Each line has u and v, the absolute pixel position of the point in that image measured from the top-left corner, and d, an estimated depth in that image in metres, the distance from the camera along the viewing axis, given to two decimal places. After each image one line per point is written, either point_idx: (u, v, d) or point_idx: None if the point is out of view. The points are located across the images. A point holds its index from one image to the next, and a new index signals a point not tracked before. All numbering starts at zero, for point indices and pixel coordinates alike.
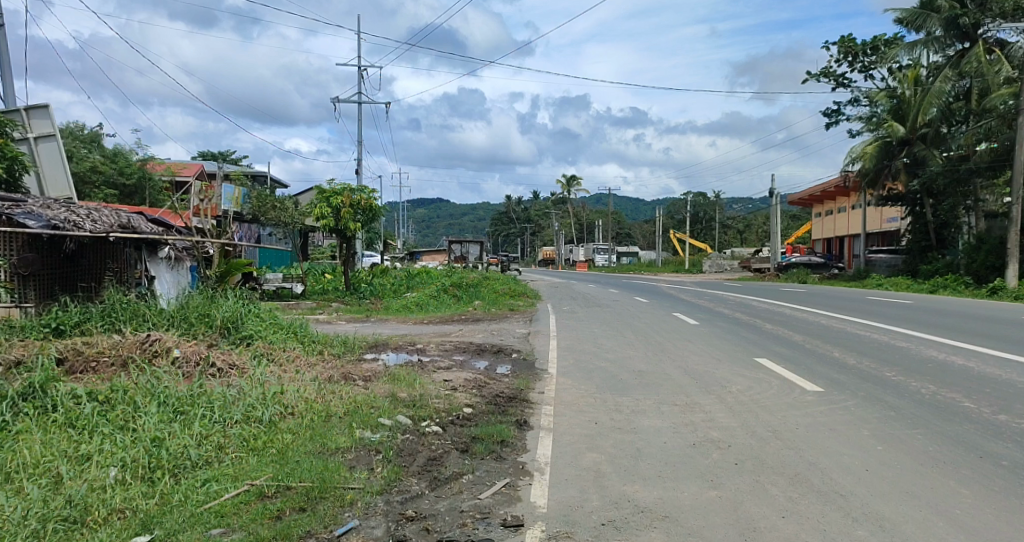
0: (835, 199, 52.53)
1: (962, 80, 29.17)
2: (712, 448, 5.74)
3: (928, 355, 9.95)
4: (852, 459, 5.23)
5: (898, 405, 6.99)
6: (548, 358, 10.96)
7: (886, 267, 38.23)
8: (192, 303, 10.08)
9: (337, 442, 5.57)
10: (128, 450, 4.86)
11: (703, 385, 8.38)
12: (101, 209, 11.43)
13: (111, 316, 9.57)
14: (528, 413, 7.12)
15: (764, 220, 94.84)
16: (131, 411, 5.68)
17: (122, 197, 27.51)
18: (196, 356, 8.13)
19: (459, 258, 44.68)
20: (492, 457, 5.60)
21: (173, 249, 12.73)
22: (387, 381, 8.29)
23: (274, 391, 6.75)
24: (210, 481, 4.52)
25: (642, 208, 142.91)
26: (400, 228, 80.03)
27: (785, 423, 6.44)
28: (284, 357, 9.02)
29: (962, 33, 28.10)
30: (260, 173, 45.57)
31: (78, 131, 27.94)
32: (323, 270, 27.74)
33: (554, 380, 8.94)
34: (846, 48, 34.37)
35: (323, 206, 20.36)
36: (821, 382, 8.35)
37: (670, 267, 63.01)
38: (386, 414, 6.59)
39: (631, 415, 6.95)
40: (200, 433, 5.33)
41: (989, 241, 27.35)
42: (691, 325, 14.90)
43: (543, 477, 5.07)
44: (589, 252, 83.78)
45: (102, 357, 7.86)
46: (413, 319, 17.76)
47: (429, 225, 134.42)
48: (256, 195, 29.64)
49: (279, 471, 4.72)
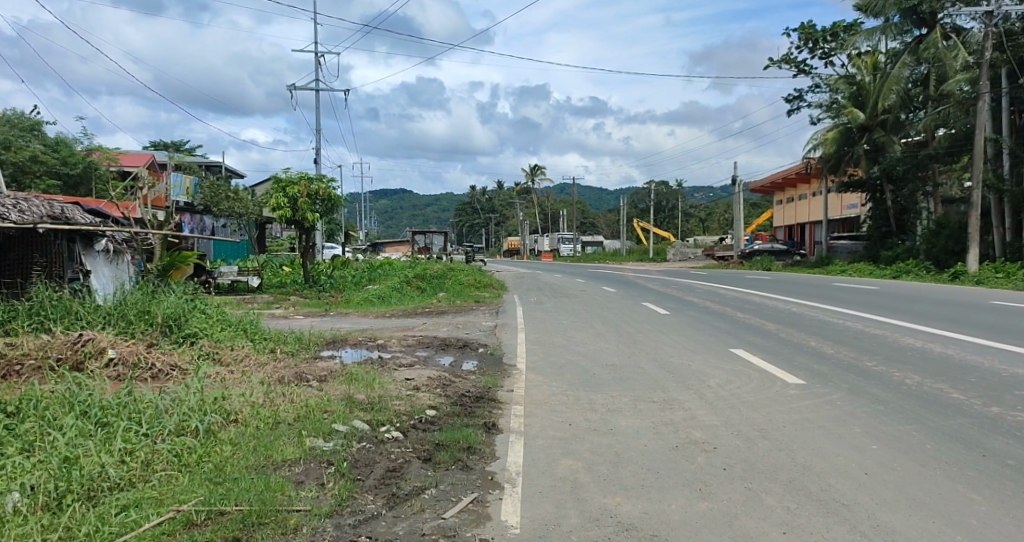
0: (795, 186, 53.17)
1: (920, 66, 29.44)
2: (696, 451, 5.29)
3: (907, 344, 9.71)
4: (849, 461, 4.85)
5: (886, 397, 6.68)
6: (517, 352, 10.47)
7: (847, 252, 38.79)
8: (129, 299, 9.29)
9: (285, 454, 4.99)
10: (33, 473, 4.14)
11: (680, 378, 8.00)
12: (31, 199, 10.55)
13: (39, 315, 8.71)
14: (497, 414, 6.61)
15: (724, 208, 96.40)
16: (44, 426, 4.95)
17: (66, 188, 26.12)
18: (132, 356, 7.44)
19: (423, 249, 44.09)
20: (458, 466, 5.06)
21: (111, 241, 11.90)
22: (344, 381, 7.70)
23: (215, 396, 6.10)
24: (129, 508, 3.84)
25: (605, 198, 143.81)
26: (362, 221, 78.89)
27: (770, 420, 6.06)
28: (232, 358, 8.36)
29: (920, 18, 28.17)
30: (215, 163, 44.16)
31: (16, 118, 26.41)
32: (281, 262, 26.82)
33: (523, 377, 8.44)
34: (806, 35, 34.46)
35: (280, 196, 19.54)
36: (801, 374, 8.04)
37: (635, 256, 63.29)
38: (341, 419, 6.02)
39: (607, 414, 6.48)
40: (122, 449, 4.64)
41: (950, 225, 27.81)
42: (660, 315, 14.55)
43: (515, 490, 4.56)
44: (554, 241, 83.70)
45: (26, 361, 7.10)
46: (375, 312, 17.17)
47: (392, 216, 133.16)
48: (209, 185, 28.66)
49: (213, 492, 4.09)
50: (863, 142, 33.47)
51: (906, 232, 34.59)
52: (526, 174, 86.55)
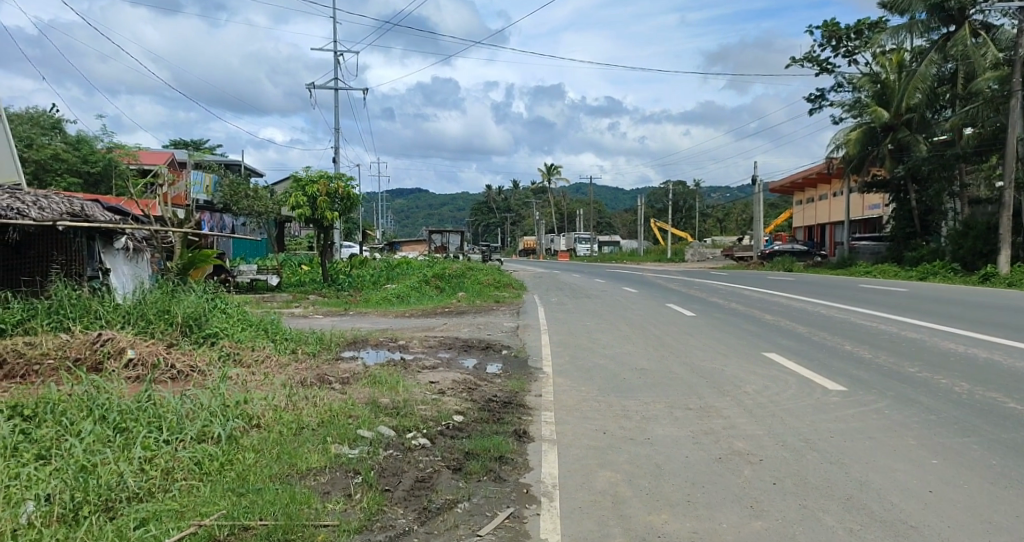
0: (815, 186, 52.49)
1: (947, 64, 28.78)
2: (740, 463, 5.01)
3: (949, 348, 9.33)
4: (908, 476, 4.55)
5: (938, 406, 6.34)
6: (542, 354, 10.18)
7: (870, 254, 38.17)
8: (149, 298, 9.11)
9: (310, 462, 4.75)
10: (49, 483, 3.94)
11: (715, 384, 7.69)
12: (51, 195, 10.44)
13: (58, 314, 8.58)
14: (526, 421, 6.34)
15: (743, 207, 95.76)
16: (62, 432, 4.75)
17: (86, 186, 26.12)
18: (152, 356, 7.28)
19: (440, 247, 44.04)
20: (490, 478, 4.81)
21: (131, 239, 11.74)
22: (367, 384, 7.47)
23: (237, 400, 5.88)
24: (148, 522, 3.62)
25: (622, 197, 143.36)
26: (377, 219, 78.80)
27: (816, 430, 5.76)
28: (252, 358, 8.18)
29: (947, 15, 27.49)
30: (234, 161, 44.32)
31: (38, 116, 26.68)
32: (300, 260, 26.77)
33: (550, 381, 8.15)
34: (830, 32, 33.87)
35: (299, 195, 19.41)
36: (843, 380, 7.68)
37: (653, 256, 62.78)
38: (366, 424, 5.78)
39: (642, 422, 6.19)
40: (142, 457, 4.43)
41: (977, 226, 27.16)
42: (686, 317, 14.23)
43: (553, 505, 4.30)
44: (571, 241, 83.24)
45: (44, 361, 6.96)
46: (394, 312, 17.00)
47: (409, 216, 133.66)
48: (228, 183, 28.74)
49: (236, 505, 3.86)
50: (888, 142, 32.89)
51: (931, 232, 33.91)
52: (543, 174, 86.34)
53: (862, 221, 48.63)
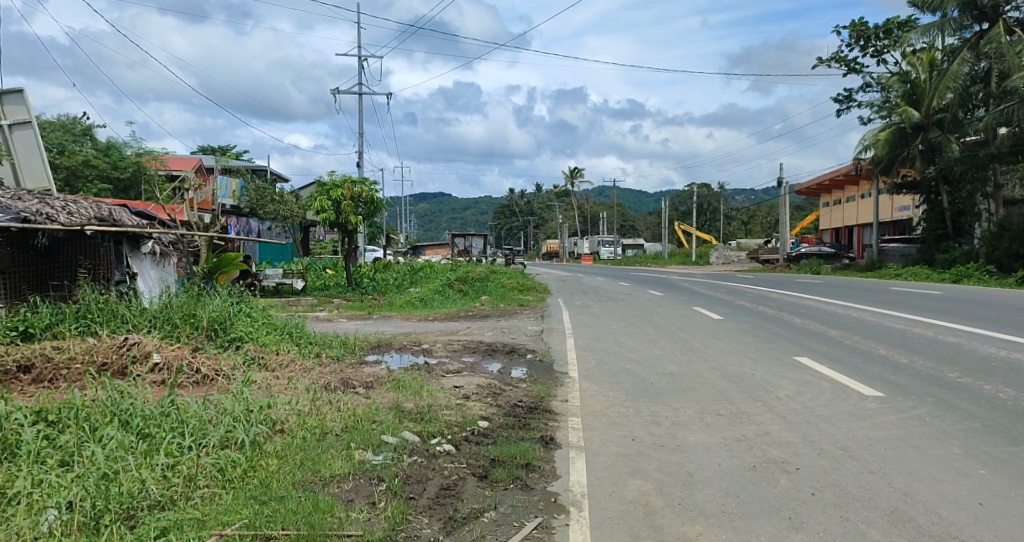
0: (843, 188, 51.66)
1: (980, 63, 28.13)
2: (776, 472, 4.82)
3: (989, 353, 9.03)
4: (956, 488, 4.33)
5: (981, 413, 6.09)
6: (568, 358, 10.04)
7: (900, 256, 37.40)
8: (175, 302, 9.14)
9: (333, 468, 4.66)
10: (70, 490, 3.90)
11: (747, 389, 7.50)
12: (80, 199, 10.55)
13: (86, 318, 8.64)
14: (553, 428, 6.21)
15: (768, 210, 94.73)
16: (85, 438, 4.71)
17: (116, 192, 26.53)
18: (176, 361, 7.27)
19: (463, 252, 44.07)
20: (517, 486, 4.68)
21: (157, 243, 11.90)
22: (391, 389, 7.38)
23: (260, 405, 5.83)
24: (169, 531, 3.54)
25: (645, 200, 142.61)
26: (401, 223, 79.02)
27: (854, 438, 5.55)
28: (276, 362, 8.14)
29: (981, 12, 26.88)
30: (259, 166, 44.73)
31: (70, 124, 27.21)
32: (324, 264, 26.90)
33: (577, 386, 8.00)
34: (858, 32, 33.32)
35: (323, 199, 19.46)
36: (880, 386, 7.43)
37: (678, 259, 62.21)
38: (389, 430, 5.69)
39: (673, 429, 6.03)
40: (165, 463, 4.38)
41: (1013, 228, 26.44)
42: (713, 320, 13.98)
43: (583, 514, 4.18)
44: (594, 244, 82.89)
45: (72, 366, 6.99)
46: (418, 315, 16.97)
47: (433, 220, 134.31)
48: (254, 188, 28.99)
49: (258, 514, 3.78)
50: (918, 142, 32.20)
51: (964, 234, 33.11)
52: (566, 177, 86.15)
53: (891, 223, 47.69)
